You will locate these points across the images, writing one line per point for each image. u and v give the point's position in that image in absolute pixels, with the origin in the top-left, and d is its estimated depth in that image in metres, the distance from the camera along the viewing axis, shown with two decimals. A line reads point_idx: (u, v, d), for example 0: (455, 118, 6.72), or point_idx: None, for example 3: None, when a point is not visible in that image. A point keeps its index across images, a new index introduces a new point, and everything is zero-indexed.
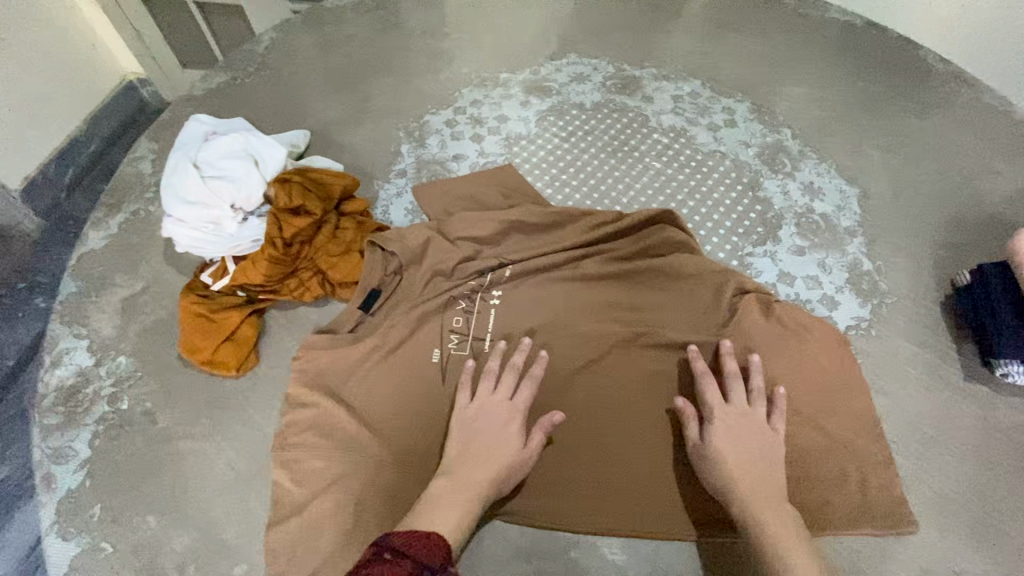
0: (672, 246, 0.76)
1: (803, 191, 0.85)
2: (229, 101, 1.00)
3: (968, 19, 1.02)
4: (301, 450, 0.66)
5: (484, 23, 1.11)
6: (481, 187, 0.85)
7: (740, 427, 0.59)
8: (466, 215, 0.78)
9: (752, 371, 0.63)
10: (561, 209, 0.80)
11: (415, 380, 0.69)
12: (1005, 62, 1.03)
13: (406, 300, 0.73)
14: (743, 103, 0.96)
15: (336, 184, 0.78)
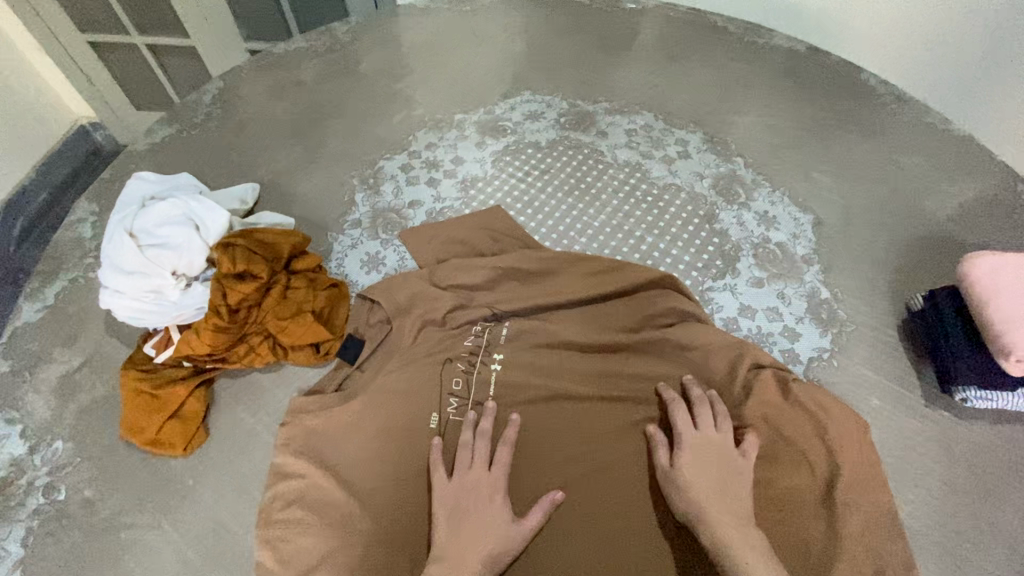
0: (678, 315, 0.74)
1: (757, 221, 0.89)
2: (174, 155, 0.98)
3: (904, 41, 1.13)
4: (286, 527, 0.63)
5: (438, 67, 1.12)
6: (470, 231, 0.84)
7: (706, 453, 0.62)
8: (457, 263, 0.78)
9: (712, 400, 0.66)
10: (554, 257, 0.79)
11: (407, 447, 0.65)
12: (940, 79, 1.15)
13: (394, 354, 0.72)
14: (695, 134, 1.01)
15: (284, 241, 0.75)
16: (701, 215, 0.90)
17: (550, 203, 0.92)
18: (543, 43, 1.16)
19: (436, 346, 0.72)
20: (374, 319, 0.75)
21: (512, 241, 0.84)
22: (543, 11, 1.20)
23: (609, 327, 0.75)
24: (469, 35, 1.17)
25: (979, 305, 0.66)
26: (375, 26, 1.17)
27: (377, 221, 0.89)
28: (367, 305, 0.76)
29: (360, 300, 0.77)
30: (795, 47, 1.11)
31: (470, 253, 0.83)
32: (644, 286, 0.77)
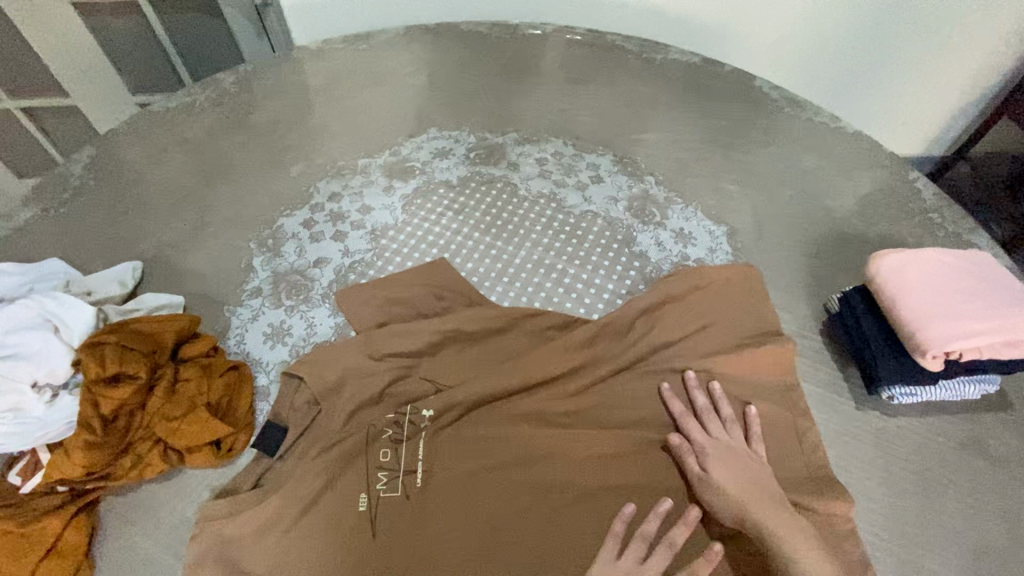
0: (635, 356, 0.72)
1: (675, 238, 0.89)
2: (40, 239, 0.87)
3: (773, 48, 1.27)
4: None
5: (338, 111, 1.06)
6: (410, 288, 0.79)
7: (729, 454, 0.63)
8: (393, 328, 0.73)
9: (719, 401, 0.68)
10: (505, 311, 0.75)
11: (337, 538, 0.60)
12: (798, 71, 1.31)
13: (319, 439, 0.66)
14: (605, 156, 1.01)
15: (169, 328, 0.67)
16: (619, 240, 0.89)
17: (466, 245, 0.89)
18: (446, 77, 1.13)
19: (358, 417, 0.67)
20: (295, 398, 0.69)
21: (446, 289, 0.80)
22: (442, 45, 1.18)
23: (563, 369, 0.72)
24: (368, 75, 1.12)
25: (891, 307, 0.67)
26: (266, 74, 1.11)
27: (281, 287, 0.81)
28: (295, 383, 0.70)
29: (290, 378, 0.71)
30: (691, 60, 1.14)
31: (413, 313, 0.77)
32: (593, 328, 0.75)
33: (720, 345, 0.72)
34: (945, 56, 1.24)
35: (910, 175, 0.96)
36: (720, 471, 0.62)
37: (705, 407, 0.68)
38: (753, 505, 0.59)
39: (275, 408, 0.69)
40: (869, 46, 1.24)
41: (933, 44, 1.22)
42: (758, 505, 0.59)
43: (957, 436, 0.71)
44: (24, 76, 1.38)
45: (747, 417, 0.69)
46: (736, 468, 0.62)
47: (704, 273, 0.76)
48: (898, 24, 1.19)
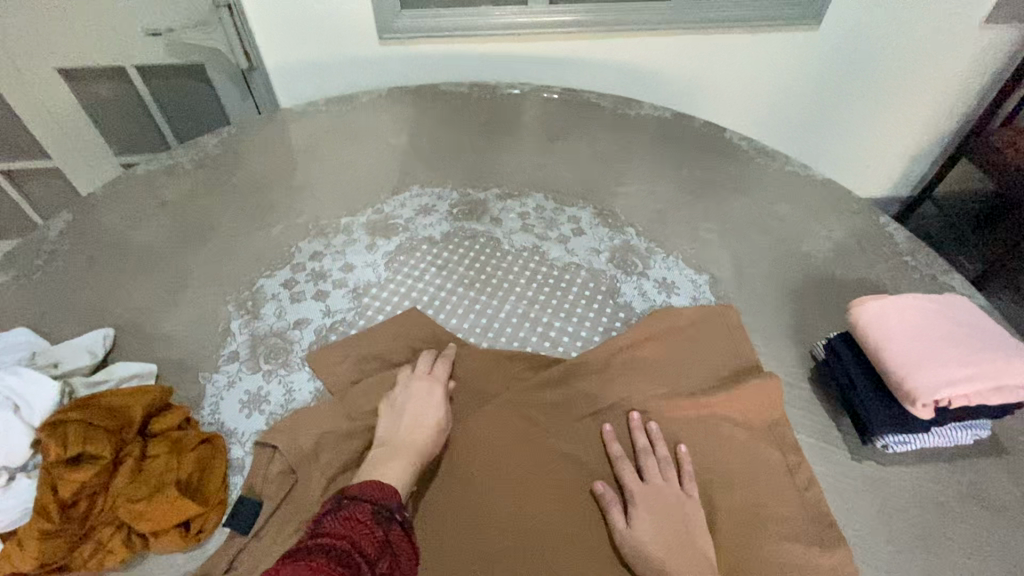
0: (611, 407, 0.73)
1: (658, 288, 0.89)
2: (9, 307, 0.84)
3: (725, 94, 1.45)
4: None
5: (321, 170, 1.08)
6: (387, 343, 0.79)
7: (657, 504, 0.64)
8: (367, 386, 0.71)
9: (655, 441, 0.69)
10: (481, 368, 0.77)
11: None
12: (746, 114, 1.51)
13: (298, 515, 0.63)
14: (585, 209, 1.02)
15: (139, 400, 0.64)
16: (603, 291, 0.89)
17: (450, 300, 0.88)
18: (428, 135, 1.16)
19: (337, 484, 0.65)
20: (270, 469, 0.66)
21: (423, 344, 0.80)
22: (425, 104, 1.22)
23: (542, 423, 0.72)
24: (352, 135, 1.15)
25: (877, 356, 0.67)
26: (250, 135, 1.12)
27: (259, 351, 0.79)
28: (271, 453, 0.67)
29: (266, 448, 0.67)
30: (663, 114, 1.20)
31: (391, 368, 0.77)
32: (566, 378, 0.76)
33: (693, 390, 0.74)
34: (898, 70, 1.42)
35: (880, 219, 0.99)
36: (645, 523, 0.63)
37: (644, 447, 0.69)
38: (673, 555, 0.61)
39: (252, 480, 0.66)
40: (830, 74, 1.43)
41: (871, 83, 1.45)
42: (680, 560, 0.60)
43: (953, 483, 0.70)
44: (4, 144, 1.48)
45: (739, 473, 0.68)
46: (662, 520, 0.63)
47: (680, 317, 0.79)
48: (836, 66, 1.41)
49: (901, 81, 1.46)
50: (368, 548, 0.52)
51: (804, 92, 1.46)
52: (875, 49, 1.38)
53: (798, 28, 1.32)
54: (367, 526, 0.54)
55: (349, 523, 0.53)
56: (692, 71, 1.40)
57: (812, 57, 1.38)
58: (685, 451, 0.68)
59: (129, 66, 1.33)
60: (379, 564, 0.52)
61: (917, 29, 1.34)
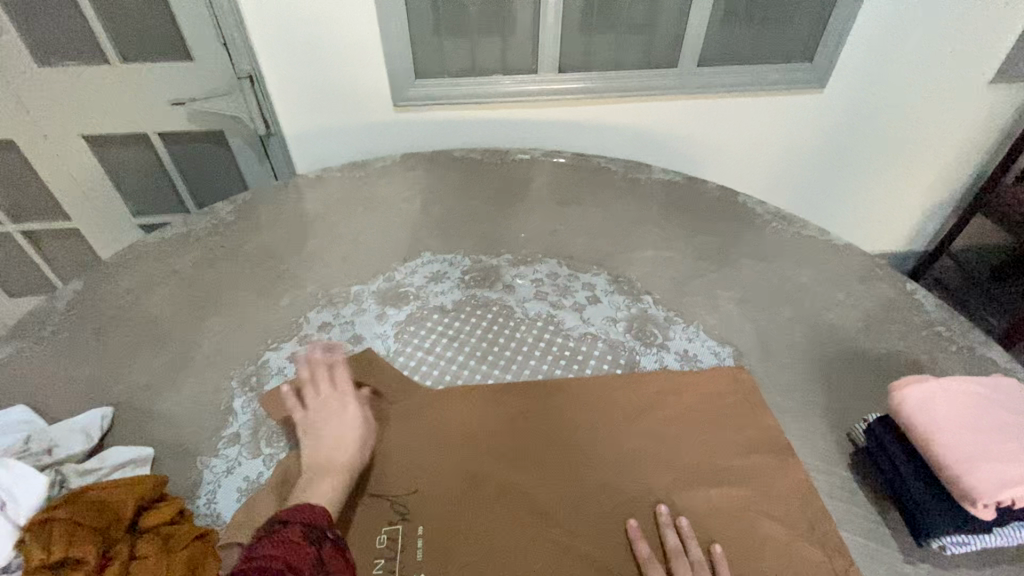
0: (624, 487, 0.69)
1: (680, 361, 0.85)
2: (10, 381, 0.82)
3: (737, 153, 1.46)
4: None
5: (333, 238, 1.08)
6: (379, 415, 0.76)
7: None
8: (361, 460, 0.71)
9: (687, 540, 0.65)
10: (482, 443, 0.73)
11: None
12: (758, 174, 1.51)
13: None
14: (600, 275, 1.00)
15: (131, 493, 0.60)
16: (622, 365, 0.84)
17: (462, 373, 0.83)
18: (440, 201, 1.17)
19: None
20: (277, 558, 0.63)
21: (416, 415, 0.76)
22: (437, 171, 1.24)
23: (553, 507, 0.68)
24: (365, 202, 1.16)
25: (927, 449, 0.63)
26: (265, 202, 1.13)
27: (261, 432, 0.75)
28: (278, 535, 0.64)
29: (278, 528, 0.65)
30: (675, 178, 1.20)
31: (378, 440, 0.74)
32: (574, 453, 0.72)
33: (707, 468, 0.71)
34: (907, 127, 1.43)
35: (907, 287, 0.96)
36: None
37: (676, 548, 0.64)
38: None
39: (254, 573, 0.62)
40: (838, 136, 1.44)
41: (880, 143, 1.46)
42: None
43: None
44: (26, 205, 1.53)
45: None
46: None
47: (681, 387, 0.79)
48: (843, 126, 1.42)
49: (911, 138, 1.46)
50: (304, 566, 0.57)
51: (814, 150, 1.47)
52: (880, 110, 1.40)
53: (802, 89, 1.34)
54: (304, 546, 0.58)
55: (286, 544, 0.58)
56: (700, 134, 1.42)
57: (820, 119, 1.41)
58: (721, 552, 0.64)
59: (151, 134, 1.37)
60: None
61: (922, 89, 1.37)
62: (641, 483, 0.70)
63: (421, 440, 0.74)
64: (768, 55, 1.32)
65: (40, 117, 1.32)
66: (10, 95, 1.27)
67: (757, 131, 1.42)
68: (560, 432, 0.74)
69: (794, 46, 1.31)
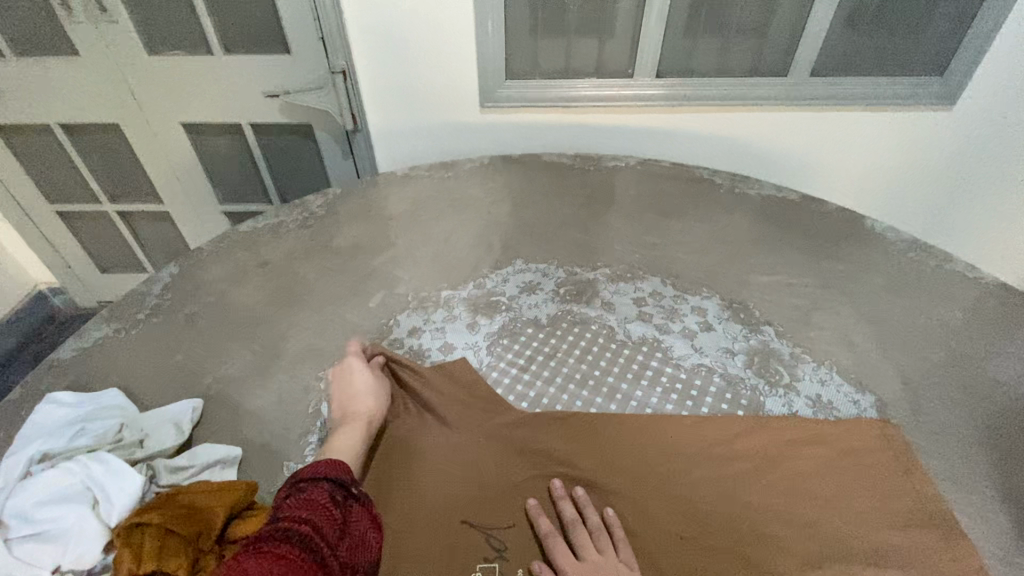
0: (748, 536, 0.62)
1: (812, 407, 0.74)
2: (107, 362, 0.82)
3: (854, 173, 1.31)
4: None
5: (422, 238, 1.03)
6: (469, 431, 0.71)
7: None
8: (452, 477, 0.66)
9: None
10: (584, 471, 0.67)
11: None
12: (877, 197, 1.35)
13: None
14: (711, 299, 0.90)
15: (223, 500, 0.56)
16: (743, 407, 0.74)
17: (561, 397, 0.76)
18: (531, 207, 1.10)
19: None
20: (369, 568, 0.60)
21: (508, 436, 0.71)
22: (527, 174, 1.18)
23: (668, 551, 0.61)
24: (452, 203, 1.11)
25: None
26: (353, 197, 1.11)
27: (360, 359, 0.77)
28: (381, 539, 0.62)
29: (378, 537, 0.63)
30: (787, 197, 1.09)
31: (469, 456, 0.68)
32: (688, 493, 0.65)
33: (843, 527, 0.62)
34: None
35: None
36: None
37: None
38: None
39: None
40: (985, 159, 1.25)
41: None
42: None
43: None
44: (126, 187, 1.60)
45: None
46: None
47: (806, 431, 0.70)
48: (993, 148, 1.23)
49: None
50: (329, 531, 0.56)
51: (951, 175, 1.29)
52: None
53: (923, 106, 1.19)
54: (328, 508, 0.57)
55: (309, 507, 0.57)
56: (811, 151, 1.29)
57: (963, 139, 1.23)
58: None
59: (245, 124, 1.39)
60: (342, 544, 0.56)
61: None
62: (770, 558, 0.60)
63: (515, 462, 0.68)
64: (889, 67, 1.18)
65: (145, 103, 1.37)
66: (121, 82, 1.33)
67: (882, 150, 1.27)
68: (674, 479, 0.66)
69: (922, 57, 1.16)
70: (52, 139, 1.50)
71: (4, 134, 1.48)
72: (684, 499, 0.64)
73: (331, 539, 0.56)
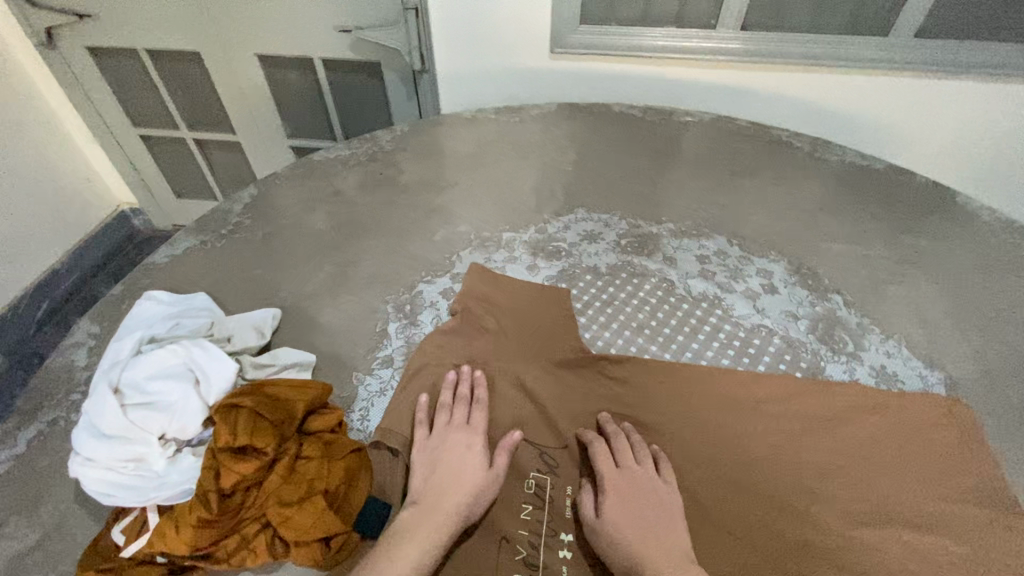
0: (791, 484, 0.63)
1: (875, 377, 0.72)
2: (195, 269, 0.88)
3: (946, 148, 1.22)
4: None
5: (487, 180, 1.05)
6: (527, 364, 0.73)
7: None
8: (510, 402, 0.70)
9: None
10: (636, 406, 0.70)
11: None
12: (969, 175, 1.25)
13: None
14: (779, 263, 0.88)
15: (302, 395, 0.62)
16: (802, 369, 0.73)
17: (617, 342, 0.77)
18: (597, 157, 1.09)
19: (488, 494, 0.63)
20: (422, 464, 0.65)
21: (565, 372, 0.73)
22: (595, 124, 1.16)
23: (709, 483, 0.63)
24: (517, 148, 1.11)
25: None
26: (420, 136, 1.12)
27: (461, 390, 0.69)
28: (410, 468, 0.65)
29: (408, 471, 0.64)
30: (870, 165, 1.03)
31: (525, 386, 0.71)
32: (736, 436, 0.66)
33: (892, 493, 0.62)
34: None
35: None
36: None
37: None
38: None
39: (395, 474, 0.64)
40: None
41: None
42: None
43: None
44: (203, 115, 1.68)
45: None
46: None
47: (866, 398, 0.69)
48: None
49: None
50: None
51: None
52: None
53: None
54: None
55: None
56: (902, 122, 1.20)
57: None
58: None
59: (316, 58, 1.41)
60: None
61: None
62: (812, 508, 0.61)
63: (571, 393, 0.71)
64: (1002, 35, 1.07)
65: (224, 32, 1.41)
66: (204, 10, 1.37)
67: (984, 123, 1.16)
68: (726, 424, 0.67)
69: None
70: (136, 64, 1.58)
71: (97, 58, 1.55)
72: (732, 442, 0.66)
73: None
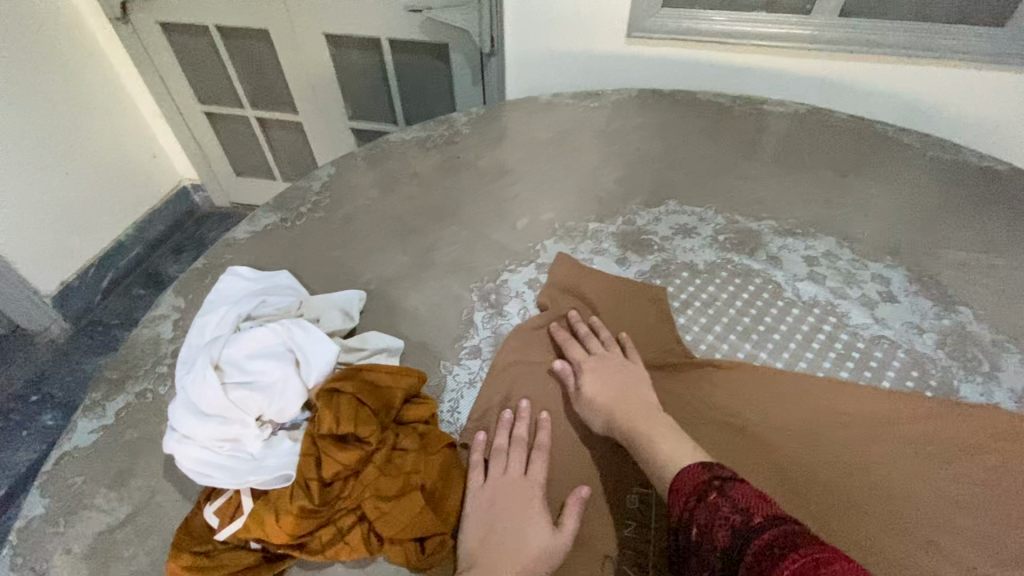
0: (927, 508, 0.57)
1: (1016, 402, 0.65)
2: (275, 247, 0.87)
3: None
4: None
5: (569, 167, 1.00)
6: None
7: None
8: None
9: None
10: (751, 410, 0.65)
11: None
12: None
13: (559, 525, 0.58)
14: (896, 270, 0.80)
15: (399, 384, 0.60)
16: (933, 388, 0.66)
17: (722, 346, 0.71)
18: (684, 147, 1.02)
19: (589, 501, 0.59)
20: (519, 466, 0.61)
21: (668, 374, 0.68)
22: (679, 112, 1.08)
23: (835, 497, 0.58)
24: (598, 135, 1.06)
25: None
26: (496, 120, 1.08)
27: (518, 432, 0.62)
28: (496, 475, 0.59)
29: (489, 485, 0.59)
30: (993, 167, 0.93)
31: None
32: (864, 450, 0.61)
33: None
34: None
35: None
36: None
37: None
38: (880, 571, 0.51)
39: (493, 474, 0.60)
40: None
41: None
42: None
43: None
44: (268, 94, 1.69)
45: None
46: None
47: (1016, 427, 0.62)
48: None
49: None
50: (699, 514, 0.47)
51: None
52: None
53: None
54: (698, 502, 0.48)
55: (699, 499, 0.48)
56: None
57: None
58: None
59: (385, 39, 1.39)
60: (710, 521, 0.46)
61: None
62: (952, 538, 0.55)
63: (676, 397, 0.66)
64: None
65: (294, 10, 1.39)
66: None
67: None
68: (853, 435, 0.62)
69: None
70: (207, 41, 1.59)
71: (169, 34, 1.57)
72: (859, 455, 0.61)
73: (688, 491, 0.50)
